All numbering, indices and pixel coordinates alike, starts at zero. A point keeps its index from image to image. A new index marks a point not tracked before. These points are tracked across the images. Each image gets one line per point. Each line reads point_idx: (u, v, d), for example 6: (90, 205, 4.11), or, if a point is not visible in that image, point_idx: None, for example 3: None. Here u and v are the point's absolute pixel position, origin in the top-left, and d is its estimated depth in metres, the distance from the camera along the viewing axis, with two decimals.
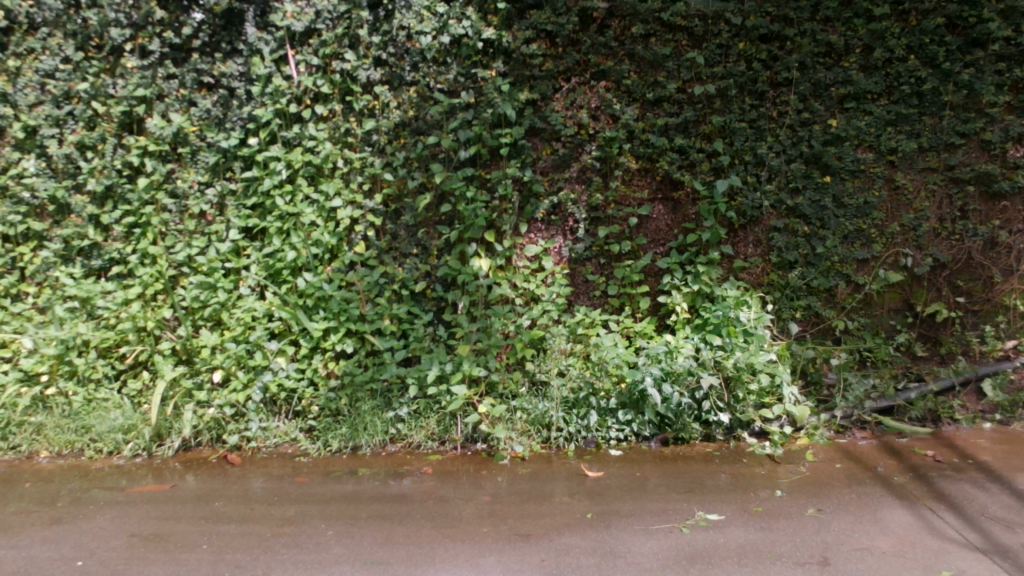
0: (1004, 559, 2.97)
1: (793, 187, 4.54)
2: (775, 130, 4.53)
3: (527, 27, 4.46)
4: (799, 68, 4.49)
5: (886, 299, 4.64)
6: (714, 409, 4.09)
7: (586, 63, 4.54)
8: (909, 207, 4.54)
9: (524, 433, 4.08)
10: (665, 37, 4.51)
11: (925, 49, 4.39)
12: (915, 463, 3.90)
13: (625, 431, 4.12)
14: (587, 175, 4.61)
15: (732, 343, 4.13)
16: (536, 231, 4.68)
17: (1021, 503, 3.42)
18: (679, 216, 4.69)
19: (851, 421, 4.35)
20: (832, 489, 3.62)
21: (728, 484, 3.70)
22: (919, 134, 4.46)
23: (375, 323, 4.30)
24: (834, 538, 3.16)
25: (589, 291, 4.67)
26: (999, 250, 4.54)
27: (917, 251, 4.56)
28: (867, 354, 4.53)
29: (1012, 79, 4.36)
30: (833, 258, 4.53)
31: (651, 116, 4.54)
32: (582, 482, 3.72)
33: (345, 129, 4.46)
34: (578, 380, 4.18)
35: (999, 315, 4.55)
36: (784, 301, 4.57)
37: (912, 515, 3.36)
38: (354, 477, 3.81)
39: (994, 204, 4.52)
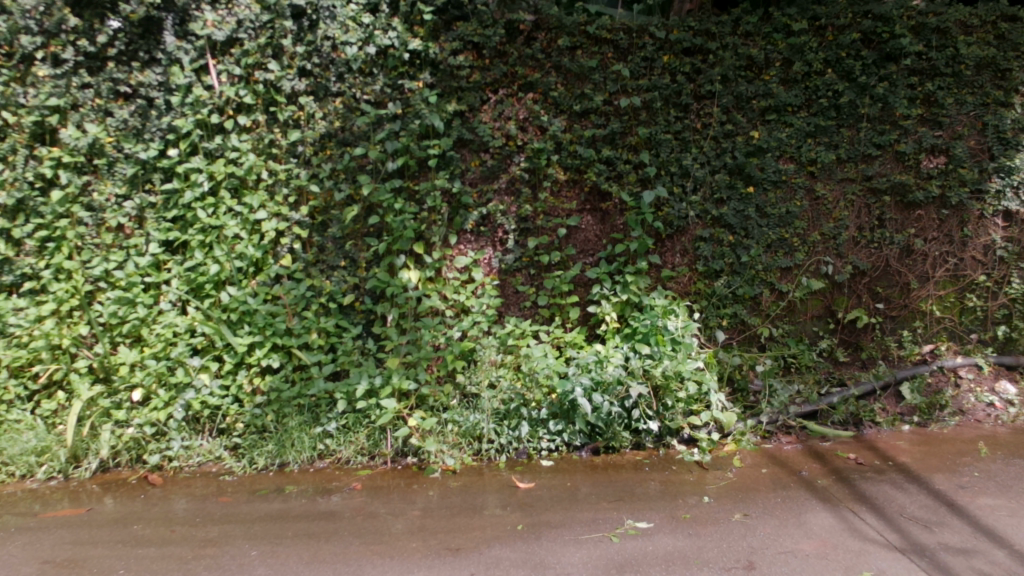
0: (921, 558, 3.06)
1: (717, 197, 4.64)
2: (699, 141, 4.62)
3: (454, 38, 4.45)
4: (721, 81, 4.58)
5: (809, 306, 4.78)
6: (643, 417, 4.14)
7: (514, 75, 4.54)
8: (829, 216, 4.70)
9: (456, 445, 4.05)
10: (592, 49, 4.55)
11: (842, 63, 4.56)
12: (837, 465, 4.00)
13: (556, 441, 4.13)
14: (516, 186, 4.62)
15: (660, 351, 4.19)
16: (465, 242, 4.67)
17: (937, 502, 3.53)
18: (608, 227, 4.74)
19: (777, 426, 4.41)
20: (757, 494, 3.69)
21: (658, 491, 3.73)
22: (837, 145, 4.63)
23: (302, 337, 4.24)
24: (759, 543, 3.21)
25: (520, 301, 4.68)
26: (915, 258, 4.76)
27: (837, 259, 4.73)
28: (791, 359, 4.69)
29: (924, 92, 4.58)
30: (757, 267, 4.64)
31: (578, 127, 4.58)
32: (514, 494, 3.71)
33: (270, 140, 4.40)
34: (509, 391, 4.18)
35: (916, 321, 4.78)
36: (711, 309, 4.67)
37: (834, 517, 3.44)
38: (282, 494, 3.73)
39: (909, 213, 4.72)
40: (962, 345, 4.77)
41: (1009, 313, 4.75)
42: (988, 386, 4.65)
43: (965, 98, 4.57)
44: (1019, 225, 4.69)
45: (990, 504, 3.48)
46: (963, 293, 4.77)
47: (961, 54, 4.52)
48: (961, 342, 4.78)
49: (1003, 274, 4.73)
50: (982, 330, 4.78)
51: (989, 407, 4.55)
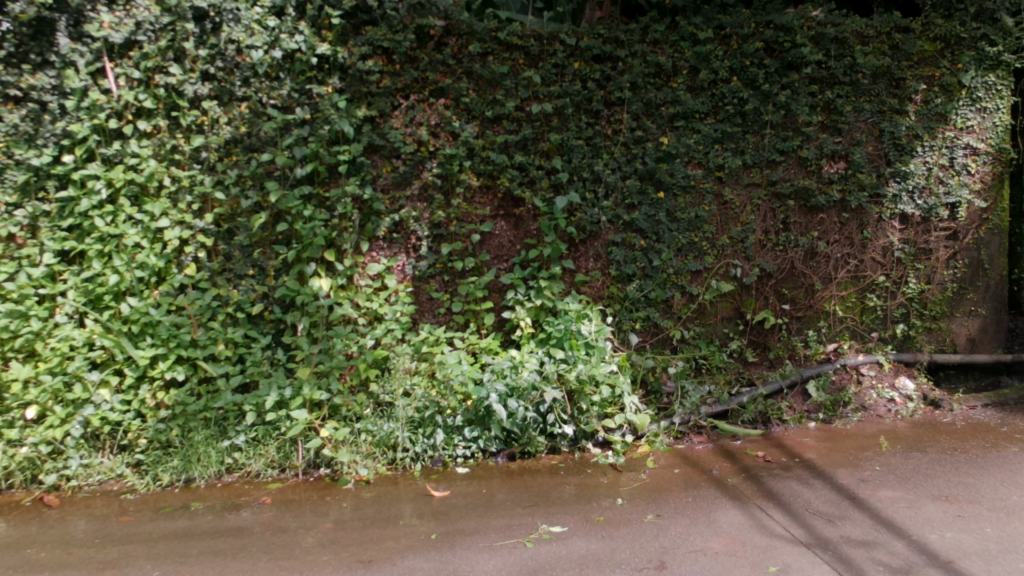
0: (824, 551, 3.16)
1: (628, 203, 4.70)
2: (610, 147, 4.66)
3: (363, 42, 4.38)
4: (630, 88, 4.64)
5: (719, 308, 4.89)
6: (558, 422, 4.17)
7: (424, 80, 4.50)
8: (736, 220, 4.83)
9: (369, 455, 4.01)
10: (502, 55, 4.55)
11: (746, 72, 4.70)
12: (747, 464, 4.10)
13: (471, 448, 4.12)
14: (428, 193, 4.58)
15: (574, 356, 4.22)
16: (377, 249, 4.59)
17: (840, 496, 3.66)
18: (520, 232, 4.75)
19: (689, 427, 4.50)
20: (669, 494, 3.75)
21: (573, 495, 3.76)
22: (743, 151, 4.76)
23: (208, 349, 4.13)
24: (670, 542, 3.26)
25: (434, 308, 4.63)
26: (818, 260, 4.94)
27: (745, 262, 4.86)
28: (702, 361, 4.79)
29: (824, 100, 4.77)
30: (668, 271, 4.72)
31: (490, 133, 4.57)
32: (429, 502, 3.68)
33: (171, 146, 4.26)
34: (424, 399, 4.15)
35: (820, 321, 4.97)
36: (624, 313, 4.72)
37: (743, 515, 3.52)
38: (188, 511, 3.62)
39: (813, 216, 4.89)
40: (863, 343, 4.99)
41: (907, 311, 4.99)
42: (888, 382, 4.85)
43: (863, 105, 4.81)
44: (914, 227, 4.94)
45: (889, 496, 3.62)
46: (863, 293, 4.99)
47: (858, 63, 4.74)
48: (862, 340, 5.00)
49: (900, 274, 4.98)
50: (883, 328, 5.01)
51: (890, 403, 4.74)
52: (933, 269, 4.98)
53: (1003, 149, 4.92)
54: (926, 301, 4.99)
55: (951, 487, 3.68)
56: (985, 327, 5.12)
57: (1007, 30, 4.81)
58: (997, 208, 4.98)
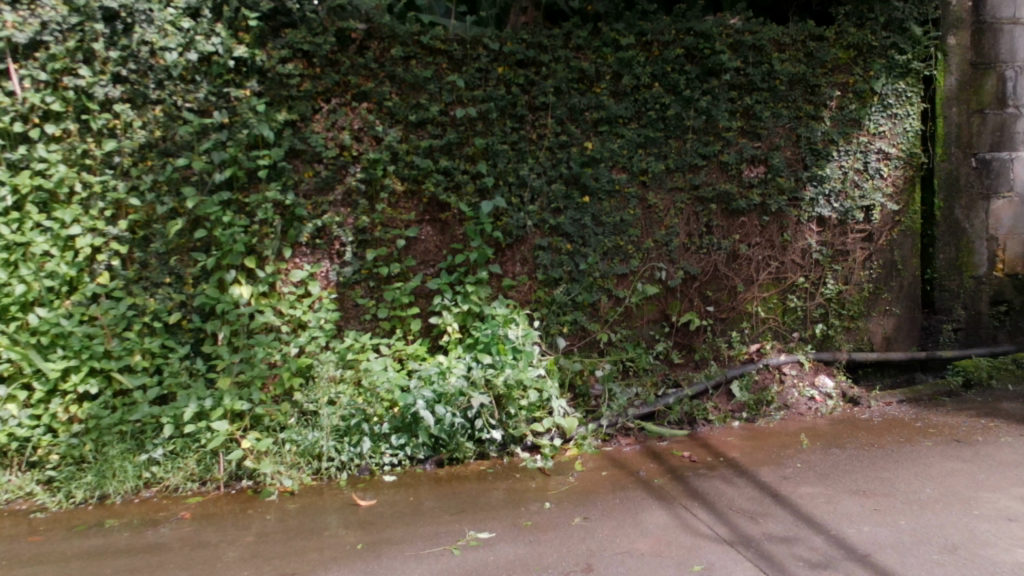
0: (747, 548, 3.21)
1: (554, 207, 4.72)
2: (535, 152, 4.68)
3: (282, 45, 4.31)
4: (554, 93, 4.66)
5: (644, 310, 4.95)
6: (487, 427, 4.15)
7: (346, 84, 4.44)
8: (661, 224, 4.89)
9: (293, 465, 3.94)
10: (425, 60, 4.52)
11: (667, 78, 4.76)
12: (673, 464, 4.15)
13: (399, 456, 4.08)
14: (352, 198, 4.50)
15: (501, 360, 4.21)
16: (301, 255, 4.52)
17: (762, 493, 3.73)
18: (447, 237, 4.72)
19: (616, 429, 4.54)
20: (597, 496, 3.77)
21: (501, 500, 3.74)
22: (666, 156, 4.83)
23: (123, 360, 4.01)
24: (597, 545, 3.27)
25: (360, 315, 4.57)
26: (740, 262, 5.04)
27: (670, 264, 4.93)
28: (630, 364, 4.82)
29: (743, 106, 4.88)
30: (594, 274, 4.76)
31: (414, 138, 4.53)
32: (354, 512, 3.62)
33: (82, 151, 4.11)
34: (349, 407, 4.09)
35: (743, 321, 5.05)
36: (551, 317, 4.72)
37: (669, 515, 3.56)
38: (102, 529, 3.49)
39: (734, 219, 4.99)
40: (785, 343, 5.11)
41: (825, 312, 5.15)
42: (808, 381, 4.98)
43: (781, 111, 4.93)
44: (832, 229, 5.11)
45: (809, 493, 3.70)
46: (784, 294, 5.11)
47: (775, 70, 4.86)
48: (784, 341, 5.11)
49: (818, 276, 5.13)
50: (803, 328, 5.14)
51: (810, 401, 4.87)
52: (850, 271, 5.14)
53: (913, 154, 5.17)
54: (843, 302, 5.15)
55: (868, 482, 3.78)
56: (899, 326, 5.31)
57: (915, 39, 5.04)
58: (909, 211, 5.20)
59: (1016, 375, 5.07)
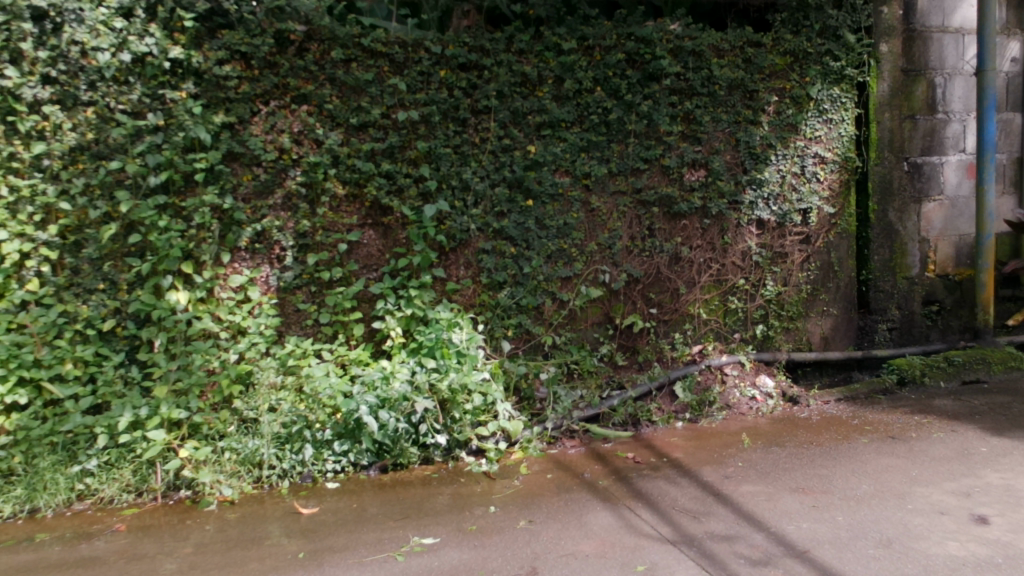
0: (690, 548, 3.24)
1: (497, 211, 4.70)
2: (478, 155, 4.66)
3: (219, 46, 4.24)
4: (497, 96, 4.66)
5: (589, 313, 4.97)
6: (431, 432, 4.14)
7: (286, 86, 4.37)
8: (604, 227, 4.93)
9: (233, 474, 3.87)
10: (366, 62, 4.47)
11: (609, 82, 4.81)
12: (618, 465, 4.17)
13: (342, 463, 4.03)
14: (292, 202, 4.45)
15: (445, 364, 4.20)
16: (239, 260, 4.42)
17: (705, 493, 3.77)
18: (389, 241, 4.66)
19: (561, 432, 4.53)
20: (542, 499, 3.77)
21: (446, 505, 3.72)
22: (608, 159, 4.87)
23: (54, 369, 3.91)
24: (542, 548, 3.28)
25: (301, 320, 4.51)
26: (682, 265, 5.10)
27: (613, 267, 4.97)
28: (574, 366, 4.85)
29: (683, 110, 4.95)
30: (538, 278, 4.78)
31: (356, 141, 4.47)
32: (296, 520, 3.57)
33: (9, 153, 3.97)
34: (291, 414, 4.05)
35: (686, 323, 5.12)
36: (496, 320, 4.72)
37: (613, 516, 3.58)
38: (33, 544, 3.37)
39: (676, 223, 5.06)
40: (726, 344, 5.19)
41: (765, 313, 5.24)
42: (749, 381, 5.07)
43: (720, 116, 5.01)
44: (771, 232, 5.21)
45: (750, 491, 3.76)
46: (726, 296, 5.19)
47: (715, 75, 4.94)
48: (725, 341, 5.20)
49: (758, 277, 5.22)
50: (744, 329, 5.23)
51: (751, 400, 4.95)
52: (788, 272, 5.26)
53: (848, 158, 5.29)
54: (783, 303, 5.26)
55: (807, 480, 3.85)
56: (836, 326, 5.44)
57: (850, 46, 5.20)
58: (845, 214, 5.34)
59: (947, 373, 5.18)
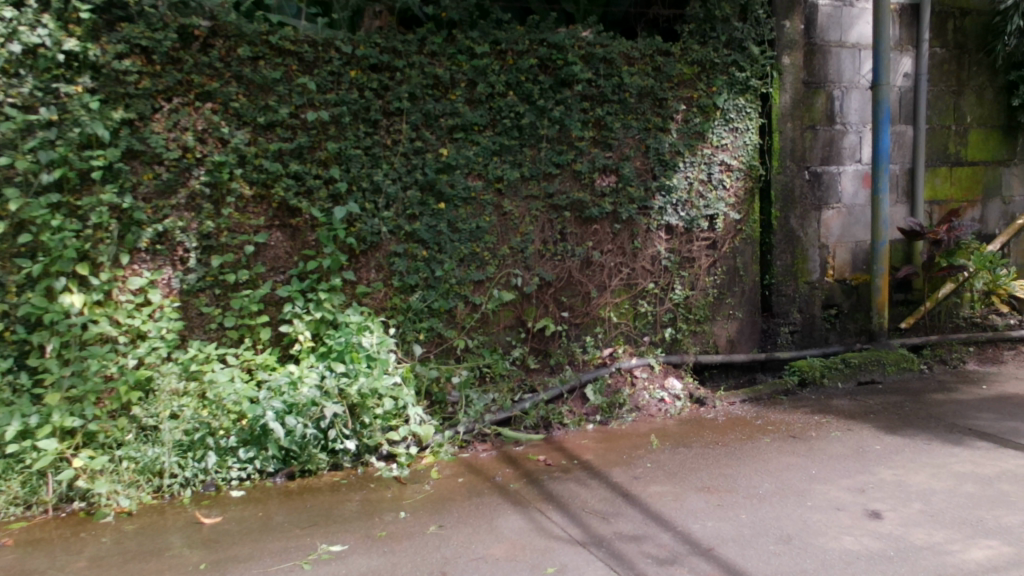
0: (599, 548, 3.27)
1: (409, 213, 4.65)
2: (389, 157, 4.60)
3: (117, 40, 4.08)
4: (409, 98, 4.62)
5: (501, 317, 4.98)
6: (340, 437, 4.06)
7: (189, 83, 4.24)
8: (516, 231, 4.94)
9: (132, 484, 3.73)
10: (274, 60, 4.38)
11: (522, 87, 4.83)
12: (528, 468, 4.19)
13: (247, 470, 3.94)
14: (196, 202, 4.31)
15: (355, 368, 4.15)
16: (139, 261, 4.25)
17: (614, 494, 3.82)
18: (298, 243, 4.56)
19: (473, 435, 4.53)
20: (453, 504, 3.75)
21: (356, 511, 3.66)
22: (520, 164, 4.90)
23: None
24: (452, 552, 3.26)
25: (205, 323, 4.37)
26: (594, 269, 5.16)
27: (525, 271, 4.99)
28: (486, 369, 4.85)
29: (594, 116, 5.02)
30: (451, 281, 4.75)
31: (263, 140, 4.37)
32: (198, 531, 3.46)
33: None
34: (192, 421, 3.92)
35: (597, 327, 5.18)
36: (407, 324, 4.68)
37: (524, 519, 3.58)
38: None
39: (587, 227, 5.12)
40: (636, 347, 5.28)
41: (674, 316, 5.35)
42: (658, 383, 5.16)
43: (631, 123, 5.10)
44: (679, 237, 5.32)
45: (658, 491, 3.83)
46: (635, 299, 5.28)
47: (625, 83, 5.03)
48: (635, 344, 5.28)
49: (667, 281, 5.33)
50: (653, 332, 5.32)
51: (660, 402, 5.05)
52: (696, 277, 5.38)
53: (752, 166, 5.45)
54: (690, 306, 5.38)
55: (713, 479, 3.95)
56: (741, 329, 5.59)
57: (754, 57, 5.34)
58: (749, 220, 5.49)
59: (844, 374, 5.39)
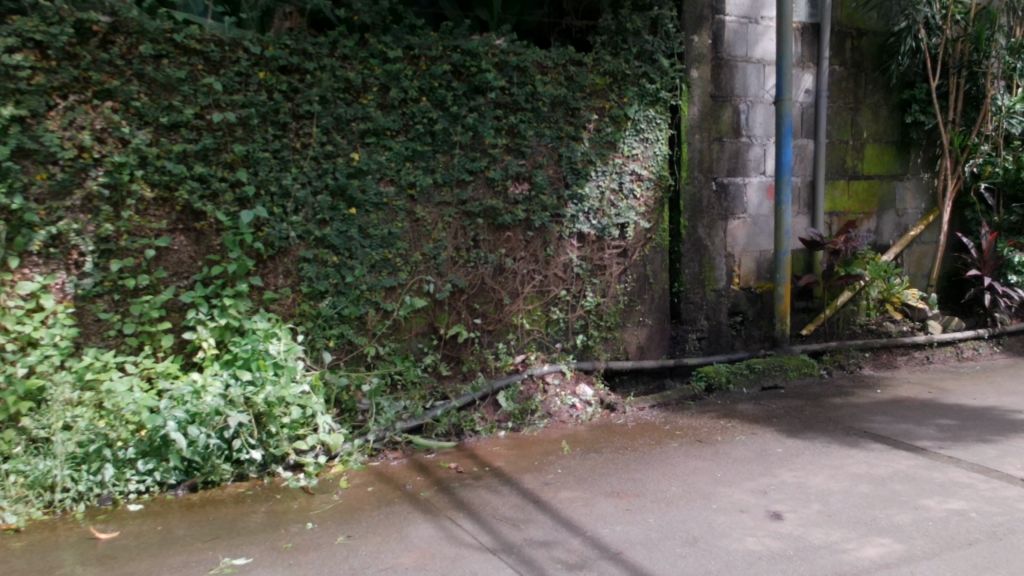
0: (509, 555, 3.28)
1: (319, 218, 4.57)
2: (299, 161, 4.52)
3: (7, 33, 3.88)
4: (320, 102, 4.55)
5: (413, 323, 4.94)
6: (245, 447, 3.94)
7: (87, 80, 4.07)
8: (428, 237, 4.91)
9: (20, 499, 3.56)
10: (179, 59, 4.25)
11: (435, 92, 4.82)
12: (439, 476, 4.17)
13: (146, 482, 3.79)
14: (93, 204, 4.13)
15: (262, 377, 4.05)
16: (30, 265, 4.06)
17: (525, 500, 3.83)
18: (202, 248, 4.42)
19: (383, 444, 4.49)
20: (362, 514, 3.69)
21: (261, 523, 3.57)
22: (433, 170, 4.87)
23: None
24: (360, 563, 3.21)
25: (102, 330, 4.21)
26: (506, 276, 5.17)
27: (438, 277, 4.96)
28: (397, 377, 4.81)
29: (508, 124, 5.04)
30: (361, 287, 4.68)
31: (166, 141, 4.23)
32: (93, 547, 3.31)
33: None
34: (87, 432, 3.77)
35: (509, 333, 5.21)
36: (317, 331, 4.59)
37: (435, 527, 3.56)
38: None
39: (500, 234, 5.13)
40: (548, 353, 5.32)
41: (585, 323, 5.42)
42: (570, 390, 5.21)
43: (543, 131, 5.15)
44: (591, 245, 5.39)
45: (569, 497, 3.86)
46: (547, 306, 5.32)
47: (538, 92, 5.08)
48: (547, 351, 5.32)
49: (579, 289, 5.39)
50: (565, 339, 5.38)
51: (571, 408, 5.09)
52: (607, 284, 5.47)
53: (662, 176, 5.57)
54: (602, 313, 5.46)
55: (622, 484, 4.00)
56: (651, 336, 5.69)
57: (664, 70, 5.46)
58: (659, 228, 5.61)
59: (749, 379, 5.55)
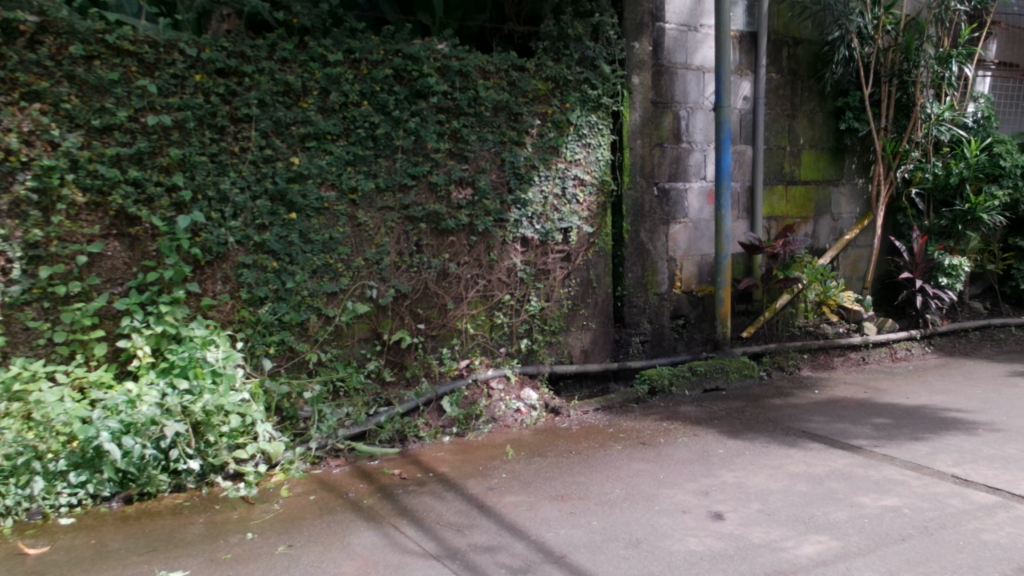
0: (453, 561, 3.26)
1: (259, 223, 4.50)
2: (237, 165, 4.44)
3: None
4: (258, 105, 4.47)
5: (355, 329, 4.88)
6: (182, 457, 3.88)
7: (14, 82, 3.95)
8: (371, 242, 4.86)
9: None
10: (111, 60, 4.15)
11: (376, 97, 4.79)
12: (383, 483, 4.13)
13: (77, 495, 3.69)
14: (21, 209, 4.01)
15: (199, 386, 3.97)
16: None
17: (470, 506, 3.81)
18: (137, 254, 4.31)
19: (325, 451, 4.43)
20: (303, 522, 3.63)
21: (199, 535, 3.49)
22: (375, 174, 4.84)
23: None
24: (301, 572, 3.16)
25: (31, 339, 4.07)
26: (450, 281, 5.16)
27: (381, 282, 4.92)
28: (339, 384, 4.75)
29: (450, 128, 5.03)
30: (302, 293, 4.62)
31: (98, 144, 4.12)
32: (21, 563, 3.20)
33: None
34: (14, 444, 3.62)
35: (453, 338, 5.18)
36: (257, 337, 4.52)
37: (378, 535, 3.52)
38: None
39: (443, 239, 5.11)
40: (493, 358, 5.31)
41: (529, 327, 5.43)
42: (514, 394, 5.22)
43: (486, 136, 5.15)
44: (534, 249, 5.41)
45: (513, 501, 3.86)
46: (491, 311, 5.31)
47: (480, 96, 5.08)
48: (491, 356, 5.31)
49: (523, 293, 5.40)
50: (509, 343, 5.38)
51: (516, 412, 5.09)
52: (551, 288, 5.50)
53: (605, 181, 5.62)
54: (546, 317, 5.48)
55: (566, 487, 4.01)
56: (595, 339, 5.73)
57: (605, 76, 5.53)
58: (602, 233, 5.65)
59: (691, 381, 5.62)
